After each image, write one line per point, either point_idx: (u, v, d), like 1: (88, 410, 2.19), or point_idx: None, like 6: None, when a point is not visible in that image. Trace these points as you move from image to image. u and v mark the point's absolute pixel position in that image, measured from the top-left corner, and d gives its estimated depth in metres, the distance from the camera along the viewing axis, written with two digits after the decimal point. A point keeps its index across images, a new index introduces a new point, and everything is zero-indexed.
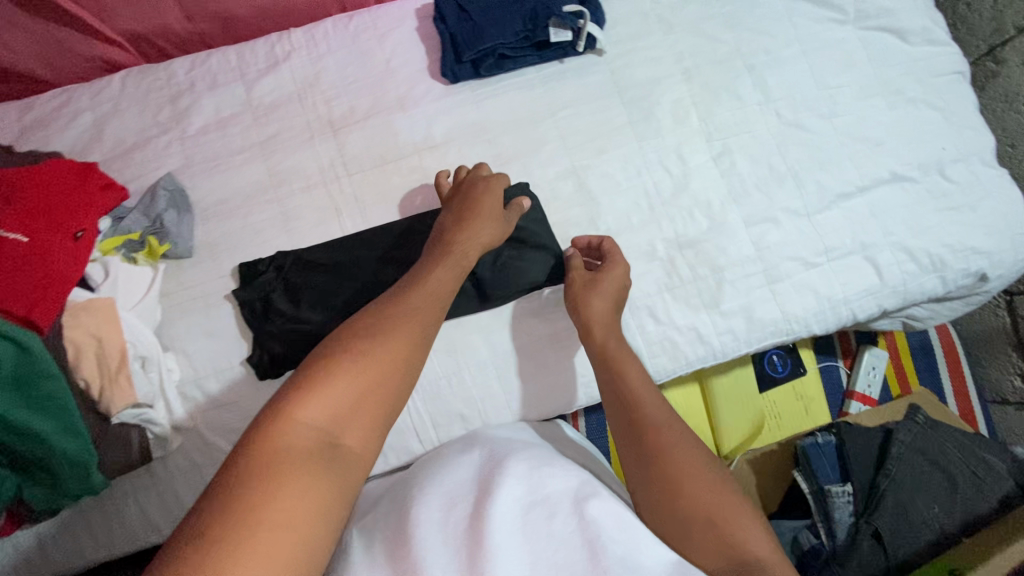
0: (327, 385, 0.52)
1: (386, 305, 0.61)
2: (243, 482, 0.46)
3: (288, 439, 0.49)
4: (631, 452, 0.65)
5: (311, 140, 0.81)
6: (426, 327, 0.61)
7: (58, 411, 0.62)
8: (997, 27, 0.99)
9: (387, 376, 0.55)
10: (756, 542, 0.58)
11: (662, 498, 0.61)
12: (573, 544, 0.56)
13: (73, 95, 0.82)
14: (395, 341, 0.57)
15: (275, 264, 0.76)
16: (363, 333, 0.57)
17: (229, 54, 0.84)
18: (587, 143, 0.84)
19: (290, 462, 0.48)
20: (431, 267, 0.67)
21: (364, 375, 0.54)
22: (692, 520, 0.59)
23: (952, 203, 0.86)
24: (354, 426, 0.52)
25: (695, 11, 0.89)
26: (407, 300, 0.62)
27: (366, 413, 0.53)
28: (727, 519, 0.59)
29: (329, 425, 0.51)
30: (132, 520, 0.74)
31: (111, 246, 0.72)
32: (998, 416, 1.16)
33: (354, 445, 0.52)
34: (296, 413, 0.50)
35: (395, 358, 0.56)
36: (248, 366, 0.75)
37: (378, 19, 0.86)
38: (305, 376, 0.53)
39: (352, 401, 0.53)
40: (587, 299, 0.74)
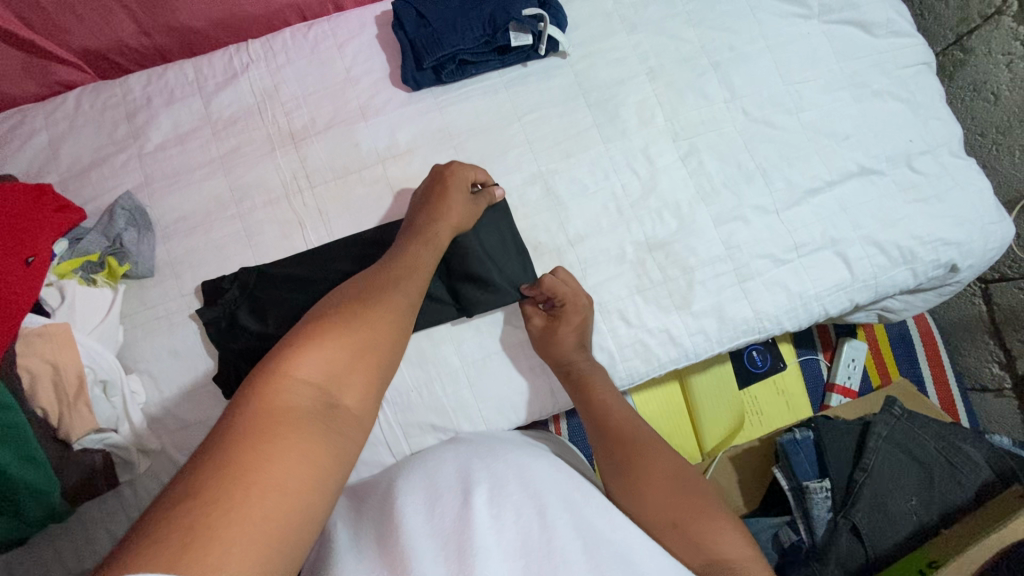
0: (320, 345, 0.53)
1: (374, 278, 0.63)
2: (239, 438, 0.45)
3: (285, 397, 0.49)
4: (614, 458, 0.71)
5: (272, 153, 0.80)
6: (411, 299, 0.63)
7: (16, 441, 0.61)
8: (963, 16, 0.99)
9: (380, 339, 0.57)
10: (726, 542, 0.61)
11: (642, 499, 0.66)
12: (567, 539, 0.57)
13: (27, 114, 0.81)
14: (384, 309, 0.59)
15: (239, 281, 0.75)
16: (353, 302, 0.59)
17: (186, 68, 0.82)
18: (553, 147, 0.83)
19: (286, 418, 0.48)
20: (411, 248, 0.69)
21: (357, 339, 0.55)
22: (670, 515, 0.64)
23: (920, 195, 0.86)
24: (351, 388, 0.53)
25: (658, 10, 0.88)
26: (393, 276, 0.64)
27: (362, 374, 0.54)
28: (702, 522, 0.63)
29: (324, 385, 0.52)
30: (101, 543, 0.72)
31: (68, 268, 0.72)
32: (979, 403, 1.17)
33: (352, 405, 0.52)
34: (292, 372, 0.51)
35: (386, 323, 0.58)
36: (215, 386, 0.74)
37: (337, 28, 0.85)
38: (297, 339, 0.54)
39: (346, 363, 0.54)
40: (547, 351, 0.78)
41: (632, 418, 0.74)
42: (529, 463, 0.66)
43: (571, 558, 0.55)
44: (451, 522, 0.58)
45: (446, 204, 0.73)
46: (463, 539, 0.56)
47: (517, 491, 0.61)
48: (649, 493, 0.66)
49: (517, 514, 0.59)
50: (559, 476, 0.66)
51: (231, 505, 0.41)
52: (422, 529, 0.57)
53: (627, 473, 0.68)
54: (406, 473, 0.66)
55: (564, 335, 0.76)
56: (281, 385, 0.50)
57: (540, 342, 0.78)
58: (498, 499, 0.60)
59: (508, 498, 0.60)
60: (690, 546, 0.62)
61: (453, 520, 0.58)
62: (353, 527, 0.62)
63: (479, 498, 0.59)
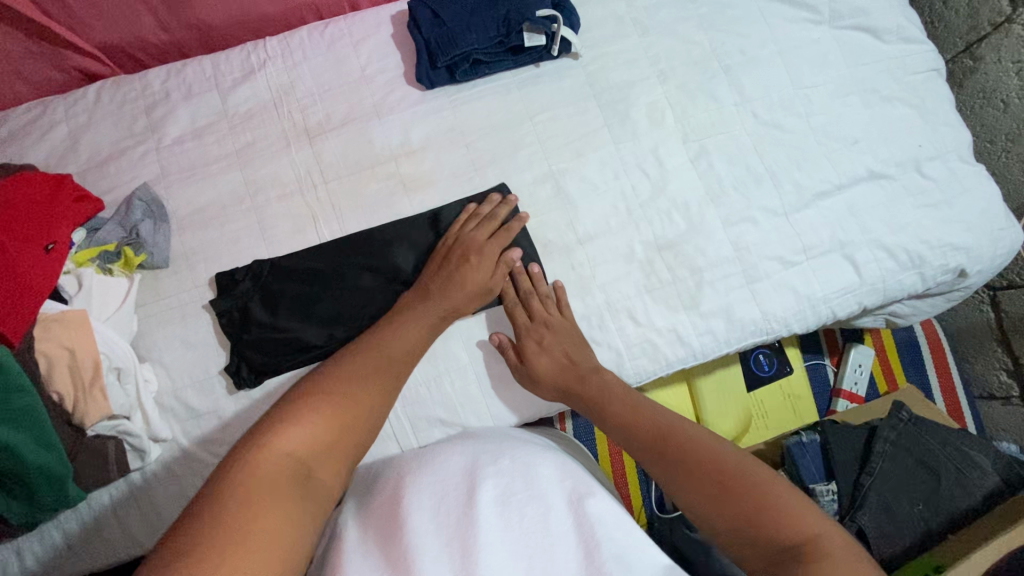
0: (310, 413, 0.58)
1: (366, 351, 0.66)
2: (220, 506, 0.49)
3: (275, 461, 0.53)
4: (654, 462, 0.65)
5: (287, 148, 0.81)
6: (398, 377, 0.66)
7: (30, 425, 0.62)
8: (973, 24, 0.99)
9: (359, 420, 0.60)
10: (796, 527, 0.56)
11: (697, 504, 0.61)
12: (568, 546, 0.58)
13: (48, 107, 0.82)
14: (369, 387, 0.63)
15: (252, 272, 0.76)
16: (343, 377, 0.62)
17: (204, 64, 0.84)
18: (564, 146, 0.84)
19: (273, 482, 0.52)
20: (408, 310, 0.72)
21: (337, 418, 0.59)
22: (726, 514, 0.59)
23: (930, 199, 0.86)
24: (324, 464, 0.57)
25: (669, 13, 0.89)
26: (386, 341, 0.68)
27: (342, 446, 0.58)
28: (763, 514, 0.57)
29: (309, 452, 0.56)
30: (112, 532, 0.74)
31: (86, 257, 0.73)
32: (985, 412, 1.16)
33: (325, 480, 0.56)
34: (272, 444, 0.54)
35: (374, 394, 0.63)
36: (226, 376, 0.75)
37: (353, 26, 0.86)
38: (282, 412, 0.57)
39: (325, 440, 0.57)
40: (529, 376, 0.77)
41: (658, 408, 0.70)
42: (536, 458, 0.67)
43: (566, 563, 0.57)
44: (455, 521, 0.59)
45: (462, 275, 0.75)
46: (468, 538, 0.57)
47: (523, 489, 0.62)
48: (702, 497, 0.61)
49: (523, 514, 0.60)
50: (566, 471, 0.67)
51: (222, 557, 0.45)
52: (426, 528, 0.58)
53: (672, 480, 0.63)
54: (414, 468, 0.67)
55: (542, 352, 0.76)
56: (261, 456, 0.53)
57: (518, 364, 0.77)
58: (504, 500, 0.61)
59: (514, 497, 0.61)
60: (757, 547, 0.57)
61: (458, 519, 0.59)
62: (359, 525, 0.62)
63: (483, 499, 0.60)
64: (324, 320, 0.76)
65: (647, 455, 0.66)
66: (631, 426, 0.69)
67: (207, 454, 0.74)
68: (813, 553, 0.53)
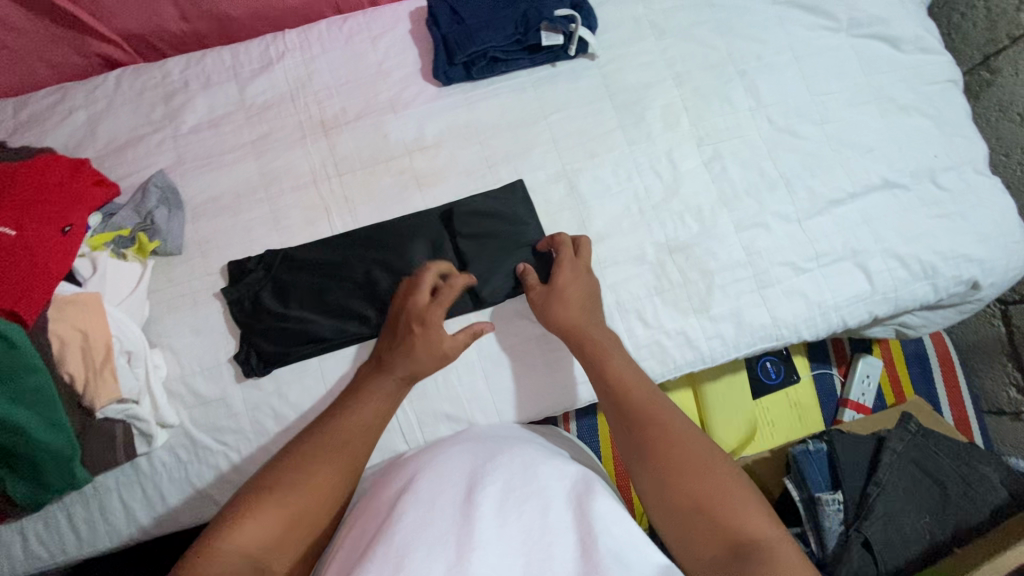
0: (255, 520, 0.57)
1: (324, 441, 0.63)
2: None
3: (220, 569, 0.53)
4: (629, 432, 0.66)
5: (302, 140, 0.82)
6: (356, 465, 0.64)
7: (41, 404, 0.63)
8: (991, 36, 0.99)
9: (310, 510, 0.60)
10: (754, 527, 0.57)
11: (662, 485, 0.61)
12: (566, 543, 0.57)
13: (69, 92, 0.83)
14: (322, 481, 0.61)
15: (264, 262, 0.77)
16: (297, 469, 0.61)
17: (223, 55, 0.84)
18: (578, 147, 0.84)
19: None
20: (367, 392, 0.68)
21: (287, 515, 0.59)
22: (685, 500, 0.60)
23: (944, 210, 0.86)
24: (277, 556, 0.58)
25: (686, 17, 0.89)
26: (342, 432, 0.64)
27: (291, 546, 0.59)
28: (725, 506, 0.58)
29: (255, 559, 0.56)
30: (116, 516, 0.74)
31: (100, 242, 0.74)
32: (993, 427, 1.16)
33: (277, 570, 0.58)
34: (226, 542, 0.55)
35: (326, 492, 0.61)
36: (235, 365, 0.75)
37: (372, 21, 0.87)
38: (235, 510, 0.57)
39: (275, 537, 0.58)
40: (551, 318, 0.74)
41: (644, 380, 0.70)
42: (536, 457, 0.67)
43: (565, 561, 0.56)
44: (455, 518, 0.58)
45: (414, 345, 0.69)
46: (466, 534, 0.56)
47: (522, 486, 0.62)
48: (670, 481, 0.61)
49: (521, 511, 0.60)
50: (564, 468, 0.66)
51: None
52: (423, 524, 0.57)
53: (647, 454, 0.63)
54: (415, 466, 0.66)
55: (570, 296, 0.74)
56: (216, 555, 0.54)
57: (543, 303, 0.75)
58: (504, 497, 0.61)
59: (513, 494, 0.61)
60: (710, 535, 0.57)
61: (457, 517, 0.58)
62: (356, 526, 0.62)
63: (483, 498, 0.60)
64: (336, 311, 0.77)
65: (627, 430, 0.66)
66: (618, 390, 0.69)
67: (213, 441, 0.74)
68: (764, 553, 0.54)
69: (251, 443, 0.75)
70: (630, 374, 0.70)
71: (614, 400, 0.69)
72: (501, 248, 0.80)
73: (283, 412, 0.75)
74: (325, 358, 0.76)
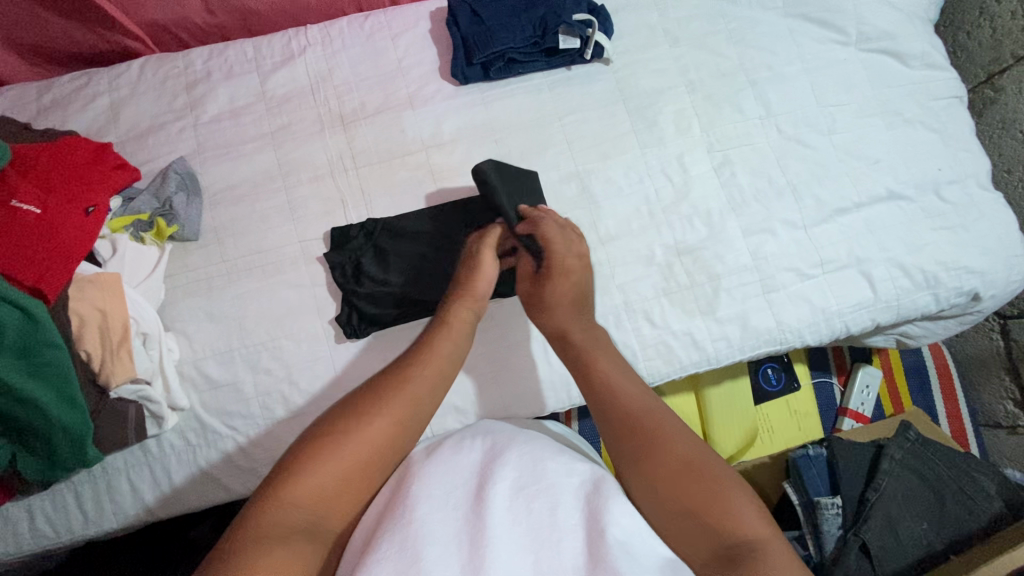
0: (318, 462, 0.59)
1: (386, 386, 0.65)
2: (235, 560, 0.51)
3: (283, 512, 0.56)
4: (622, 440, 0.66)
5: (321, 132, 0.83)
6: (419, 413, 0.65)
7: (57, 382, 0.63)
8: (995, 55, 1.01)
9: (369, 461, 0.62)
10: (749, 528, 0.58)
11: (656, 490, 0.62)
12: (575, 539, 0.59)
13: (92, 78, 0.84)
14: (385, 426, 0.63)
15: (365, 229, 0.80)
16: (354, 420, 0.62)
17: (246, 47, 0.86)
18: (592, 148, 0.86)
19: (279, 534, 0.54)
20: (437, 343, 0.70)
21: (350, 458, 0.60)
22: (682, 508, 0.61)
23: (947, 223, 0.88)
24: (335, 505, 0.60)
25: (700, 26, 0.91)
26: (406, 382, 0.66)
27: (351, 493, 0.61)
28: (721, 511, 0.59)
29: (316, 504, 0.58)
30: (124, 496, 0.74)
31: (121, 225, 0.75)
32: (990, 440, 1.17)
33: (333, 524, 0.59)
34: (287, 493, 0.57)
35: (390, 434, 0.63)
36: (337, 327, 0.78)
37: (392, 19, 0.88)
38: (295, 459, 0.59)
39: (337, 483, 0.60)
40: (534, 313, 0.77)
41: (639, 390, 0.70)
42: (545, 452, 0.67)
43: (573, 558, 0.57)
44: (469, 513, 0.60)
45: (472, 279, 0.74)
46: (478, 527, 0.58)
47: (532, 482, 0.63)
48: (665, 489, 0.62)
49: (531, 507, 0.61)
50: (572, 466, 0.66)
51: None
52: (437, 517, 0.59)
53: (643, 463, 0.64)
54: (419, 459, 0.67)
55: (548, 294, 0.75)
56: (275, 506, 0.56)
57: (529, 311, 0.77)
58: (515, 494, 0.62)
59: (524, 491, 0.62)
60: (705, 540, 0.59)
61: (469, 512, 0.60)
62: (365, 517, 0.62)
63: (495, 492, 0.61)
64: (433, 277, 0.80)
65: (619, 434, 0.66)
66: (610, 401, 0.68)
67: (223, 426, 0.75)
68: (758, 553, 0.55)
69: (260, 428, 0.76)
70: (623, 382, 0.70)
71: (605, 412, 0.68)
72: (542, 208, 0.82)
73: (294, 398, 0.76)
74: (337, 348, 0.78)
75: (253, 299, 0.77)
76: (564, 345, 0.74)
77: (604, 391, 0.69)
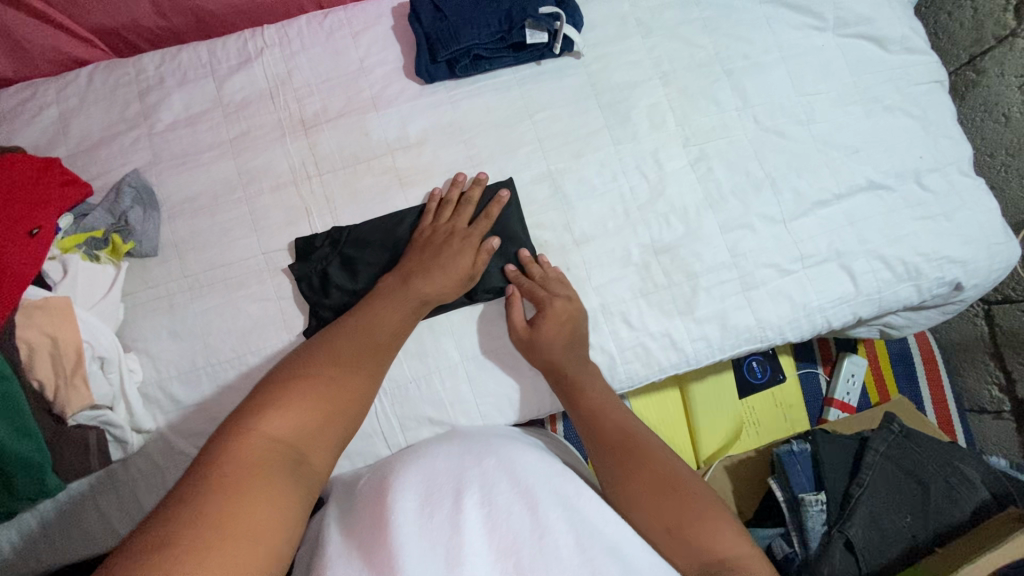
0: (289, 402, 0.60)
1: (348, 342, 0.68)
2: (212, 495, 0.50)
3: (258, 446, 0.55)
4: (607, 457, 0.69)
5: (282, 138, 0.80)
6: (380, 366, 0.68)
7: (10, 413, 0.61)
8: (977, 36, 0.99)
9: (342, 409, 0.63)
10: (727, 544, 0.60)
11: (637, 500, 0.64)
12: (560, 533, 0.57)
13: (39, 89, 0.81)
14: (350, 376, 0.65)
15: (331, 238, 0.77)
16: (326, 369, 0.65)
17: (200, 51, 0.82)
18: (564, 146, 0.83)
19: (258, 469, 0.54)
20: (387, 304, 0.72)
21: (324, 402, 0.62)
22: (665, 518, 0.62)
23: (929, 212, 0.86)
24: (314, 445, 0.60)
25: (674, 15, 0.88)
26: (369, 337, 0.69)
27: (328, 435, 0.61)
28: (702, 526, 0.61)
29: (293, 440, 0.58)
30: (91, 522, 0.73)
31: (72, 244, 0.72)
32: (975, 425, 1.17)
33: (313, 463, 0.59)
34: (261, 427, 0.57)
35: (358, 384, 0.65)
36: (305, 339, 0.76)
37: (353, 17, 0.85)
38: (265, 400, 0.60)
39: (313, 424, 0.60)
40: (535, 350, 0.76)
41: (624, 413, 0.73)
42: (521, 456, 0.66)
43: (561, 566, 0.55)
44: (440, 526, 0.57)
45: (440, 261, 0.75)
46: (452, 544, 0.56)
47: (510, 488, 0.61)
48: (645, 501, 0.64)
49: (510, 514, 0.59)
50: (551, 468, 0.65)
51: (209, 537, 0.47)
52: (409, 532, 0.56)
53: (624, 478, 0.66)
54: (397, 468, 0.65)
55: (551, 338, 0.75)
56: (251, 441, 0.56)
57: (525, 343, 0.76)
58: (489, 500, 0.60)
59: (499, 496, 0.60)
60: (690, 553, 0.60)
61: (443, 523, 0.58)
62: (337, 535, 0.61)
63: (469, 501, 0.59)
64: None
65: (605, 450, 0.70)
66: (594, 419, 0.73)
67: (193, 447, 0.73)
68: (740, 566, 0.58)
69: None
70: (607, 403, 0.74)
71: (589, 421, 0.72)
72: (516, 220, 0.80)
73: None
74: None
75: (216, 316, 0.75)
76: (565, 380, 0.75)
77: (586, 408, 0.73)
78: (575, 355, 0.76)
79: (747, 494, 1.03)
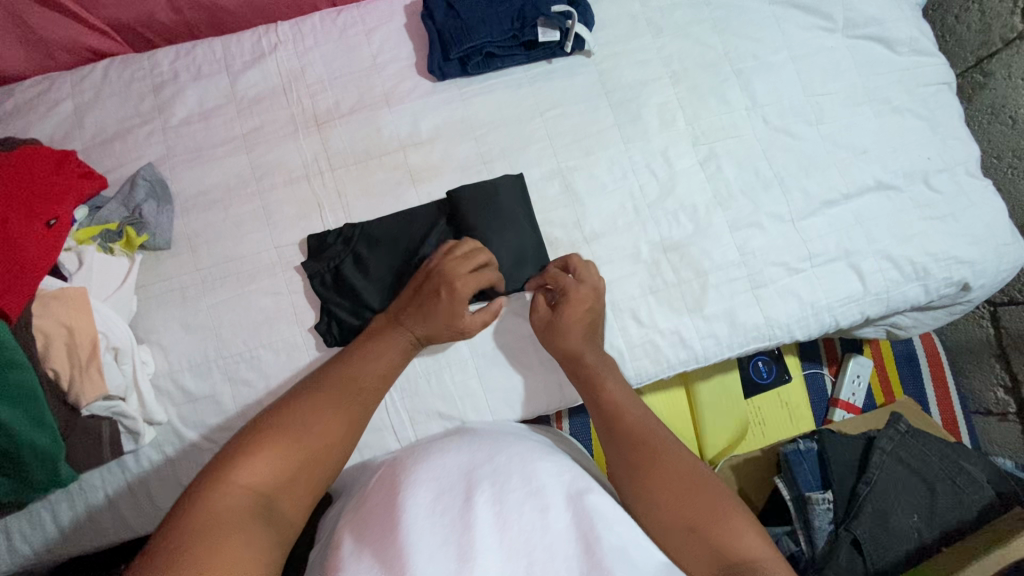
0: (263, 452, 0.58)
1: (330, 386, 0.65)
2: (179, 551, 0.49)
3: (229, 499, 0.54)
4: (617, 451, 0.68)
5: (295, 133, 0.81)
6: (363, 410, 0.66)
7: (26, 402, 0.62)
8: (984, 39, 1.00)
9: (320, 455, 0.61)
10: (745, 543, 0.58)
11: (650, 496, 0.64)
12: (566, 543, 0.57)
13: (56, 81, 0.81)
14: (329, 421, 0.63)
15: (343, 236, 0.77)
16: (307, 413, 0.62)
17: (215, 46, 0.83)
18: (574, 144, 0.83)
19: (229, 520, 0.52)
20: (373, 346, 0.70)
21: (300, 451, 0.60)
22: (676, 514, 0.62)
23: (937, 212, 0.86)
24: (288, 493, 0.58)
25: (684, 15, 0.89)
26: (352, 380, 0.67)
27: (303, 483, 0.60)
28: (716, 522, 0.60)
29: (265, 489, 0.57)
30: (102, 513, 0.73)
31: (87, 236, 0.72)
32: (980, 427, 1.17)
33: (286, 511, 0.57)
34: (232, 476, 0.56)
35: (339, 429, 0.63)
36: (316, 334, 0.76)
37: (366, 14, 0.85)
38: (238, 448, 0.58)
39: (287, 474, 0.59)
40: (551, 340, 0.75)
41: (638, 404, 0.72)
42: (532, 455, 0.66)
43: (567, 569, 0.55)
44: (453, 520, 0.58)
45: (433, 309, 0.71)
46: (464, 538, 0.56)
47: (520, 487, 0.61)
48: (656, 497, 0.63)
49: (520, 512, 0.59)
50: (563, 463, 0.66)
51: None
52: (423, 528, 0.57)
53: (636, 473, 0.65)
54: (409, 462, 0.66)
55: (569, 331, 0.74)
56: (221, 493, 0.54)
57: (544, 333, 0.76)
58: (501, 496, 0.60)
59: (510, 495, 0.60)
60: (705, 551, 0.59)
61: (456, 518, 0.58)
62: (350, 526, 0.61)
63: (481, 496, 0.60)
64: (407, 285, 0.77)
65: (617, 444, 0.68)
66: (605, 411, 0.71)
67: (203, 439, 0.74)
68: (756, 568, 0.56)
69: None
70: (621, 394, 0.72)
71: (602, 413, 0.71)
72: (530, 216, 0.80)
73: None
74: (316, 356, 0.76)
75: (228, 308, 0.75)
76: (580, 368, 0.74)
77: (602, 399, 0.72)
78: (593, 344, 0.75)
79: (752, 493, 1.03)
